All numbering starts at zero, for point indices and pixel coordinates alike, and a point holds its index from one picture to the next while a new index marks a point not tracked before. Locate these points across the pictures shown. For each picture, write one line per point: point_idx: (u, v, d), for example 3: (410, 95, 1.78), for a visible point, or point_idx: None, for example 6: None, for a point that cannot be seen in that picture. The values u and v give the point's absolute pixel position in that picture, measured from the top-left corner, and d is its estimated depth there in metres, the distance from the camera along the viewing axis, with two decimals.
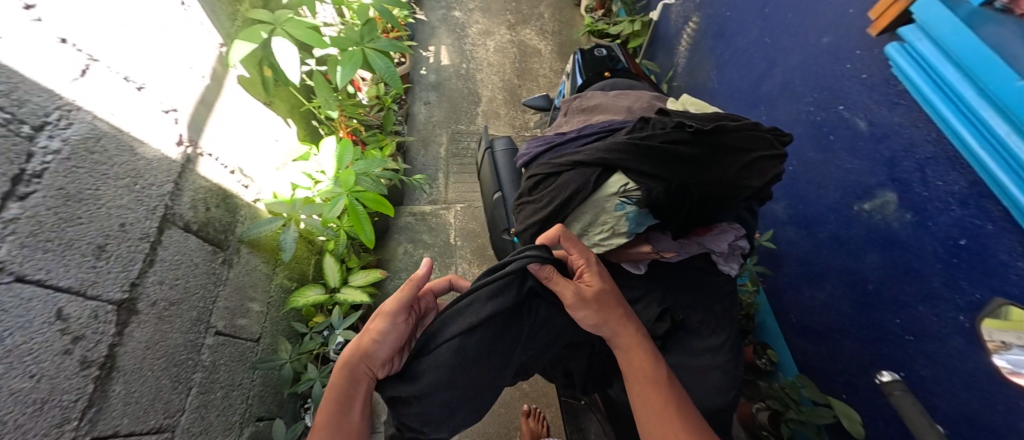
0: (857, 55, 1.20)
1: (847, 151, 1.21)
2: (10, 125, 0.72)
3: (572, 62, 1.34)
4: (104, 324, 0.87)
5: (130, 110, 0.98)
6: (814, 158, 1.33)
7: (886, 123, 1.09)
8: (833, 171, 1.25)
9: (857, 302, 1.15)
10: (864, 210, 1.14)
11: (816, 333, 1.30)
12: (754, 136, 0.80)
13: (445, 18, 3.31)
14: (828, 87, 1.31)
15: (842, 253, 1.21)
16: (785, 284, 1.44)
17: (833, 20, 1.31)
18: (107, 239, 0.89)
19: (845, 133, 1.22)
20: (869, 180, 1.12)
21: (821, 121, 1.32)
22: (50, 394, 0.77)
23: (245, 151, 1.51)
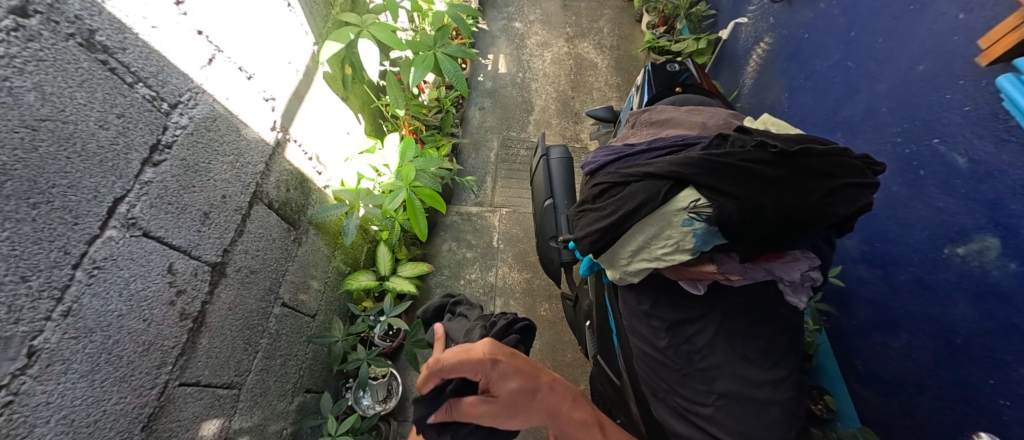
0: (961, 84, 1.15)
1: (939, 188, 1.17)
2: (155, 103, 0.83)
3: (642, 76, 1.36)
4: (200, 283, 0.97)
5: (239, 96, 1.11)
6: (898, 192, 1.28)
7: (991, 161, 1.05)
8: (922, 210, 1.21)
9: (942, 352, 1.14)
10: (956, 254, 1.11)
11: (888, 380, 1.28)
12: (841, 162, 0.82)
13: (505, 28, 3.41)
14: (921, 117, 1.26)
15: (925, 296, 1.18)
16: (853, 327, 1.40)
17: (932, 46, 1.27)
18: (212, 208, 1.00)
19: (939, 169, 1.18)
20: (967, 222, 1.09)
21: (910, 154, 1.27)
22: (157, 338, 0.86)
23: (322, 140, 1.65)
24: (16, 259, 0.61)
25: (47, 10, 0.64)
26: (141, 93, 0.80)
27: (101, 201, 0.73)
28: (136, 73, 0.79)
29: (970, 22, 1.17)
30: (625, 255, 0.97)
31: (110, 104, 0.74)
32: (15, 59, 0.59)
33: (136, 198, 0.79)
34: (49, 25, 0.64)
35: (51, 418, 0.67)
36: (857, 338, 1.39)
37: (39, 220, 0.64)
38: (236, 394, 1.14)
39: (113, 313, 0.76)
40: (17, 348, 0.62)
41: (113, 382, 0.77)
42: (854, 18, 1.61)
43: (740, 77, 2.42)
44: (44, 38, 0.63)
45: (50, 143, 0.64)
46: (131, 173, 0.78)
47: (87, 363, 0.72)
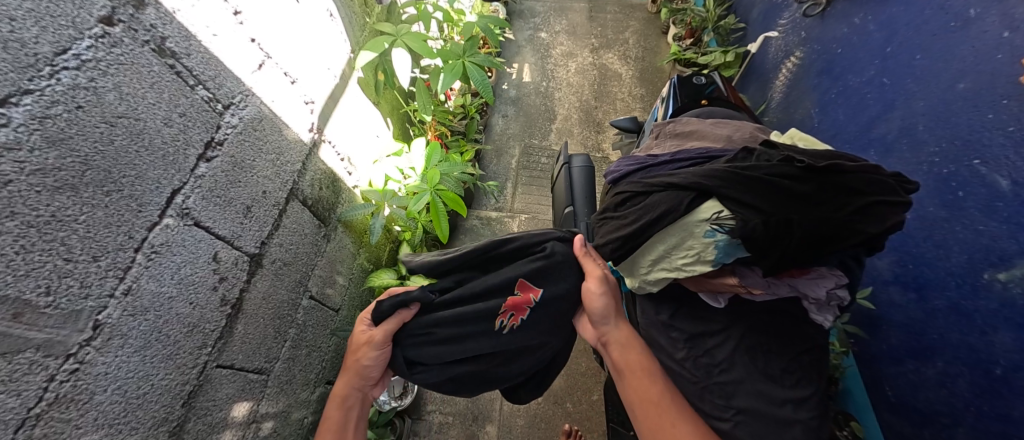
0: (1003, 104, 1.16)
1: (979, 210, 1.16)
2: (211, 103, 0.91)
3: (667, 88, 1.38)
4: (239, 271, 1.04)
5: (283, 99, 1.19)
6: (935, 213, 1.27)
7: None
8: (960, 232, 1.20)
9: (980, 377, 1.12)
10: (997, 280, 1.10)
11: (923, 405, 1.26)
12: (875, 178, 0.80)
13: (531, 38, 3.47)
14: (960, 137, 1.25)
15: (962, 321, 1.16)
16: (885, 350, 1.38)
17: (973, 66, 1.27)
18: (253, 203, 1.07)
19: (980, 191, 1.17)
20: (1008, 246, 1.08)
21: (948, 174, 1.26)
22: (201, 320, 0.92)
23: (354, 142, 1.73)
24: (90, 240, 0.68)
25: (129, 19, 0.72)
26: (201, 95, 0.87)
27: (162, 191, 0.80)
28: (197, 76, 0.87)
29: (1015, 40, 1.17)
30: (646, 263, 0.99)
31: (175, 104, 0.81)
32: (99, 62, 0.67)
33: (191, 190, 0.86)
34: (130, 33, 0.72)
35: (108, 387, 0.73)
36: (888, 364, 1.37)
37: (111, 206, 0.71)
38: (265, 380, 1.20)
39: (165, 295, 0.82)
40: (84, 321, 0.68)
41: (161, 359, 0.83)
42: (891, 33, 1.60)
43: (769, 91, 2.41)
44: (125, 45, 0.71)
45: (124, 137, 0.72)
46: (188, 167, 0.85)
47: (141, 339, 0.78)
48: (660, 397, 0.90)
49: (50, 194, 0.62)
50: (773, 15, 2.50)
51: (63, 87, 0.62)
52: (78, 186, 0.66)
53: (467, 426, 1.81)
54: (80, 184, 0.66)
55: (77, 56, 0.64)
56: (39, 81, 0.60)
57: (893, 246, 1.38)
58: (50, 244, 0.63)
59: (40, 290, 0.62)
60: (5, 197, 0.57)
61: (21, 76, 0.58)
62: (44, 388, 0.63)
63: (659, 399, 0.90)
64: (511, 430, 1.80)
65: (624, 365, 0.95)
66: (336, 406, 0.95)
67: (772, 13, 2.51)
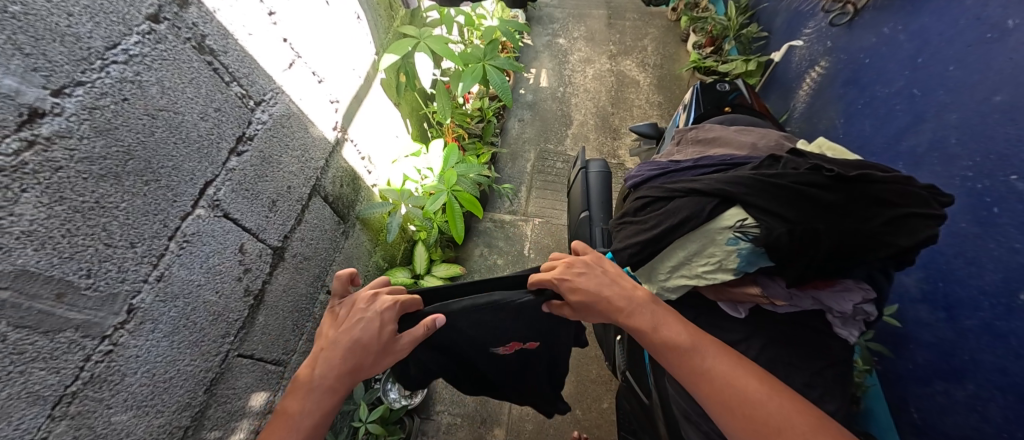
0: None
1: (1017, 228, 1.13)
2: (244, 100, 0.95)
3: (689, 95, 1.38)
4: (263, 264, 1.07)
5: (311, 98, 1.23)
6: (968, 229, 1.24)
7: None
8: (995, 249, 1.17)
9: (1015, 402, 1.08)
10: None
11: (951, 428, 1.22)
12: (905, 189, 0.79)
13: (549, 44, 3.50)
14: (997, 152, 1.22)
15: (997, 342, 1.13)
16: (912, 369, 1.34)
17: (1010, 79, 1.24)
18: (279, 198, 1.11)
19: (1018, 208, 1.14)
20: None
21: (984, 189, 1.23)
22: (226, 308, 0.94)
23: (374, 142, 1.76)
24: (129, 227, 0.71)
25: (173, 17, 0.76)
26: (234, 91, 0.92)
27: (195, 183, 0.83)
28: (232, 73, 0.91)
29: None
30: (665, 270, 0.98)
31: (211, 100, 0.85)
32: (145, 57, 0.70)
33: (222, 182, 0.90)
34: (173, 30, 0.75)
35: (138, 370, 0.75)
36: (915, 385, 1.34)
37: (149, 195, 0.73)
38: (283, 372, 1.22)
39: (194, 283, 0.85)
40: (119, 304, 0.71)
41: (188, 345, 0.85)
42: (923, 44, 1.58)
43: (791, 101, 2.37)
44: (169, 41, 0.75)
45: (164, 130, 0.75)
46: (220, 160, 0.89)
47: (170, 325, 0.80)
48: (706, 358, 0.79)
49: (96, 181, 0.65)
50: (797, 24, 2.47)
51: (111, 80, 0.66)
52: (121, 174, 0.68)
53: (475, 428, 1.81)
54: (122, 173, 0.68)
55: (125, 51, 0.67)
56: (91, 74, 0.63)
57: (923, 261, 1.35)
58: (93, 229, 0.65)
59: (80, 273, 0.65)
60: (54, 182, 0.60)
61: (74, 69, 0.61)
62: (81, 367, 0.66)
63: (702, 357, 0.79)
64: (519, 434, 1.80)
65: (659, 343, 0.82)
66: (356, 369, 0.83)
67: (796, 22, 2.48)
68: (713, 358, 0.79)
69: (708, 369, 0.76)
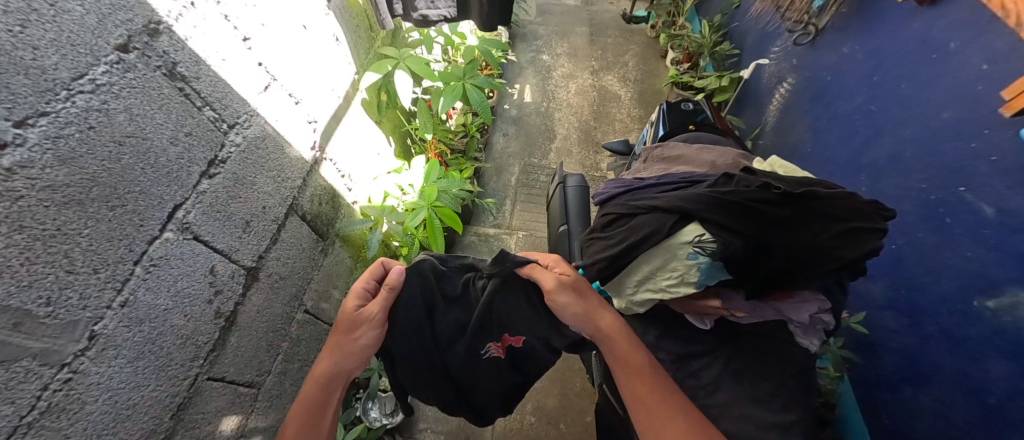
0: (985, 133, 1.20)
1: (968, 238, 1.18)
2: (217, 123, 0.99)
3: (657, 113, 1.43)
4: (235, 285, 1.06)
5: (287, 119, 1.29)
6: (925, 239, 1.30)
7: (1020, 213, 1.08)
8: (949, 258, 1.23)
9: (973, 406, 1.12)
10: (987, 308, 1.11)
11: (919, 434, 1.26)
12: (849, 205, 0.85)
13: (533, 60, 3.58)
14: (947, 166, 1.29)
15: (955, 349, 1.18)
16: (880, 376, 1.38)
17: (955, 96, 1.32)
18: (252, 218, 1.12)
19: (967, 218, 1.20)
20: (996, 274, 1.10)
21: (937, 200, 1.30)
22: (195, 331, 0.94)
23: (354, 159, 1.80)
24: (91, 253, 0.71)
25: (143, 47, 0.79)
26: (207, 115, 0.95)
27: (163, 207, 0.84)
28: (205, 98, 0.95)
29: (994, 73, 1.22)
30: (631, 286, 1.00)
31: (182, 124, 0.88)
32: (113, 86, 0.73)
33: (192, 205, 0.91)
34: (144, 59, 0.79)
35: (100, 397, 0.74)
36: (883, 391, 1.37)
37: (114, 220, 0.74)
38: (256, 393, 1.20)
39: (161, 307, 0.84)
40: (80, 331, 0.70)
41: (154, 370, 0.84)
42: (878, 63, 1.66)
43: (763, 116, 2.46)
44: (138, 69, 0.78)
45: (131, 156, 0.77)
46: (190, 183, 0.91)
47: (135, 350, 0.80)
48: (646, 374, 0.90)
49: (58, 209, 0.66)
50: (765, 43, 2.58)
51: (77, 109, 0.67)
52: (84, 201, 0.69)
53: None
54: (86, 200, 0.70)
55: (92, 80, 0.70)
56: (55, 104, 0.65)
57: (887, 270, 1.40)
58: (55, 256, 0.66)
59: (40, 301, 0.65)
60: (14, 212, 0.61)
61: (38, 100, 0.63)
62: (38, 397, 0.65)
63: (642, 378, 0.90)
64: None
65: (617, 348, 0.93)
66: (317, 385, 0.91)
67: (764, 41, 2.59)
68: (650, 375, 0.90)
69: (638, 365, 0.91)
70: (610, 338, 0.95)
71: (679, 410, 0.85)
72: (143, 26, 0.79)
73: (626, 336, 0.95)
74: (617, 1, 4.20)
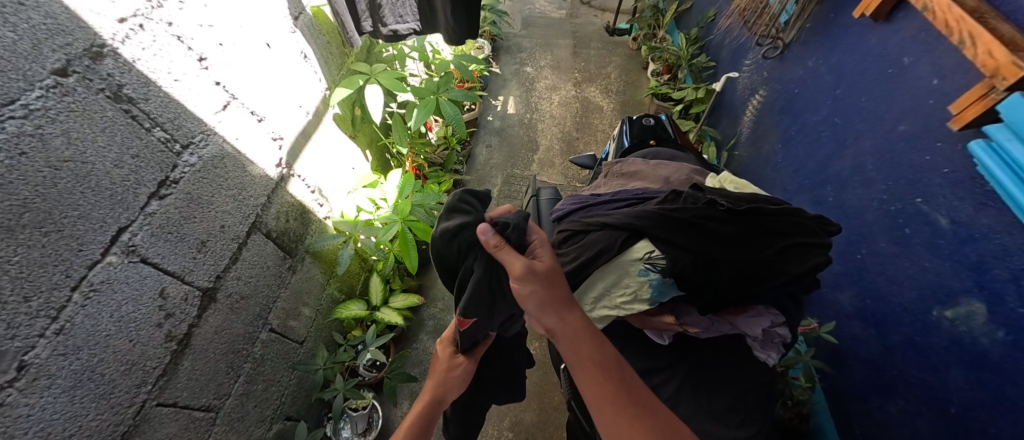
0: (938, 146, 1.22)
1: (926, 249, 1.20)
2: (168, 144, 0.98)
3: (621, 128, 1.45)
4: (189, 307, 1.04)
5: (249, 137, 1.28)
6: (887, 249, 1.32)
7: (972, 224, 1.09)
8: (909, 268, 1.24)
9: (938, 417, 1.14)
10: (945, 318, 1.13)
11: None
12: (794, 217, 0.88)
13: (517, 72, 3.62)
14: (904, 177, 1.31)
15: (919, 360, 1.19)
16: (853, 387, 1.39)
17: (910, 109, 1.35)
18: (208, 238, 1.11)
19: (925, 229, 1.21)
20: (953, 285, 1.12)
21: (897, 211, 1.32)
22: (142, 357, 0.91)
23: (325, 175, 1.79)
24: (21, 280, 0.71)
25: (83, 70, 0.80)
26: (157, 136, 0.95)
27: (106, 230, 0.84)
28: (155, 119, 0.95)
29: (944, 88, 1.25)
30: (587, 303, 1.00)
31: (127, 146, 0.88)
32: (48, 110, 0.74)
33: (138, 227, 0.90)
34: (83, 82, 0.80)
35: (29, 429, 0.73)
36: (855, 401, 1.38)
37: (49, 246, 0.74)
38: (214, 418, 1.17)
39: (101, 332, 0.83)
40: (8, 362, 0.70)
41: (93, 399, 0.83)
42: (840, 76, 1.71)
43: (738, 127, 2.50)
44: (77, 93, 0.79)
45: (68, 180, 0.77)
46: (137, 205, 0.90)
47: (71, 379, 0.79)
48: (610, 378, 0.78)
49: None
50: (739, 55, 2.63)
51: (7, 135, 0.69)
52: (14, 228, 0.70)
53: None
54: (16, 226, 0.70)
55: (25, 105, 0.71)
56: None
57: (853, 279, 1.42)
58: None
59: None
60: None
61: None
62: None
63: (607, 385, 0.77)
64: None
65: (574, 350, 0.79)
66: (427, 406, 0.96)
67: (738, 53, 2.64)
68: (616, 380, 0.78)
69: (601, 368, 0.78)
70: (569, 335, 0.80)
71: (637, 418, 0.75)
72: (83, 49, 0.81)
73: (589, 333, 0.80)
74: (601, 13, 4.27)
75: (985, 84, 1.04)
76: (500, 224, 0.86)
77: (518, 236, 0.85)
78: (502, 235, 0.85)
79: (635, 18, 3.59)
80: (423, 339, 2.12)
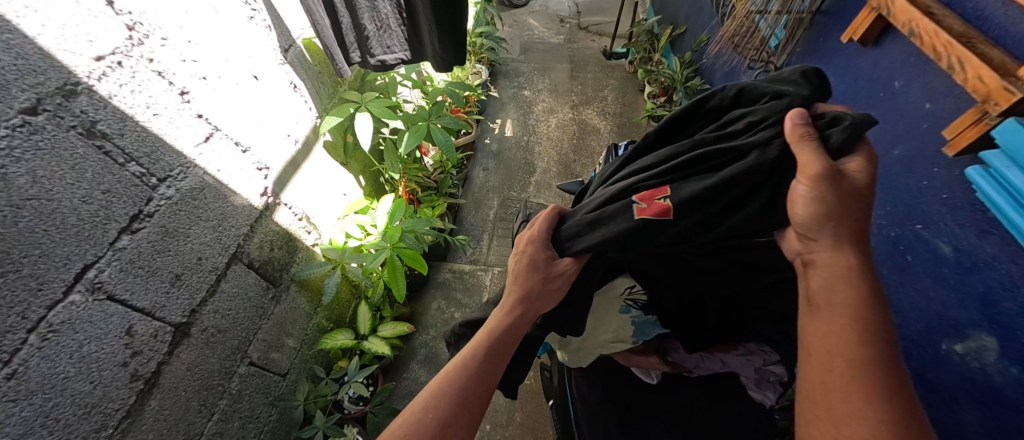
0: (934, 171, 1.18)
1: (930, 277, 1.14)
2: (144, 178, 0.97)
3: (606, 155, 1.44)
4: (159, 344, 1.01)
5: (233, 168, 1.27)
6: (890, 276, 1.27)
7: (975, 251, 1.04)
8: (913, 298, 1.19)
9: None
10: (954, 352, 1.06)
11: None
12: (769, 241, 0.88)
13: (515, 96, 3.66)
14: (903, 202, 1.27)
15: (931, 398, 1.11)
16: None
17: (904, 132, 1.32)
18: (184, 271, 1.08)
19: (927, 256, 1.16)
20: (959, 317, 1.05)
21: (897, 237, 1.27)
22: (103, 397, 0.90)
23: (315, 202, 1.78)
24: None
25: (55, 108, 0.80)
26: (132, 171, 0.94)
27: (71, 268, 0.83)
28: (130, 154, 0.94)
29: (936, 111, 1.22)
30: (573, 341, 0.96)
31: (98, 182, 0.88)
32: (14, 150, 0.74)
33: (106, 263, 0.89)
34: (54, 120, 0.80)
35: None
36: None
37: (7, 287, 0.73)
38: None
39: (59, 375, 0.81)
40: None
41: None
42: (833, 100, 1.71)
43: None
44: (47, 131, 0.79)
45: (32, 218, 0.77)
46: (106, 241, 0.89)
47: (21, 426, 0.77)
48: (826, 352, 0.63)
49: None
50: (732, 79, 2.65)
51: None
52: None
53: None
54: None
55: None
56: None
57: None
58: None
59: None
60: None
61: None
62: None
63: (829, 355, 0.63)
64: None
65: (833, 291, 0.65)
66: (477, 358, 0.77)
67: (732, 77, 2.66)
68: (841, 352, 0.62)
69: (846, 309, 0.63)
70: (832, 273, 0.65)
71: (876, 394, 0.57)
72: (56, 88, 0.81)
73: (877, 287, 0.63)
74: (599, 38, 4.33)
75: (977, 110, 1.01)
76: (766, 121, 0.73)
77: (845, 137, 0.66)
78: (823, 133, 0.69)
79: (631, 42, 3.62)
80: (414, 368, 2.07)
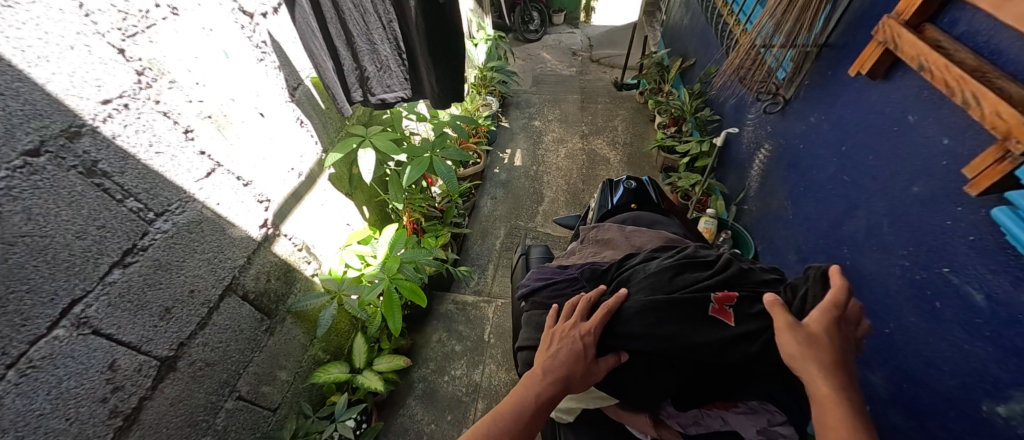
0: (958, 210, 1.10)
1: (960, 328, 1.06)
2: (141, 213, 1.00)
3: (600, 191, 1.42)
4: (142, 378, 1.02)
5: (233, 201, 1.30)
6: (915, 324, 1.18)
7: (1012, 302, 0.96)
8: (942, 349, 1.10)
9: None
10: (997, 413, 0.97)
11: None
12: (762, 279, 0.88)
13: (525, 126, 3.72)
14: (925, 243, 1.19)
15: None
16: None
17: (924, 169, 1.23)
18: (175, 304, 1.09)
19: (955, 304, 1.08)
20: (1000, 374, 0.97)
21: (922, 281, 1.18)
22: (79, 431, 0.91)
23: (317, 232, 1.81)
24: None
25: (57, 149, 0.84)
26: (129, 207, 0.97)
27: (57, 303, 0.85)
28: (129, 190, 0.97)
29: (956, 148, 1.14)
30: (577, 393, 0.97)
31: (94, 218, 0.90)
32: (13, 189, 0.78)
33: (94, 298, 0.91)
34: (55, 161, 0.83)
35: None
36: None
37: None
38: None
39: (33, 412, 0.83)
40: None
41: None
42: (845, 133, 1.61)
43: (746, 181, 2.37)
44: (46, 172, 0.82)
45: (23, 254, 0.80)
46: (95, 275, 0.91)
47: None
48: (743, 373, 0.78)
49: None
50: (742, 110, 2.55)
51: None
52: None
53: None
54: None
55: None
56: None
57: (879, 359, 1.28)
58: None
59: None
60: None
61: None
62: None
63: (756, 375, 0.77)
64: None
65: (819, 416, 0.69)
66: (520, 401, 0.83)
67: (741, 108, 2.56)
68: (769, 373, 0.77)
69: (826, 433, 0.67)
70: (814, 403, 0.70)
71: None
72: (59, 130, 0.84)
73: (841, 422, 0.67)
74: (610, 70, 4.39)
75: (999, 148, 0.96)
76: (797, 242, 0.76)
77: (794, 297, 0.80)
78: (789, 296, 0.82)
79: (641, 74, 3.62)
80: (411, 403, 2.02)
